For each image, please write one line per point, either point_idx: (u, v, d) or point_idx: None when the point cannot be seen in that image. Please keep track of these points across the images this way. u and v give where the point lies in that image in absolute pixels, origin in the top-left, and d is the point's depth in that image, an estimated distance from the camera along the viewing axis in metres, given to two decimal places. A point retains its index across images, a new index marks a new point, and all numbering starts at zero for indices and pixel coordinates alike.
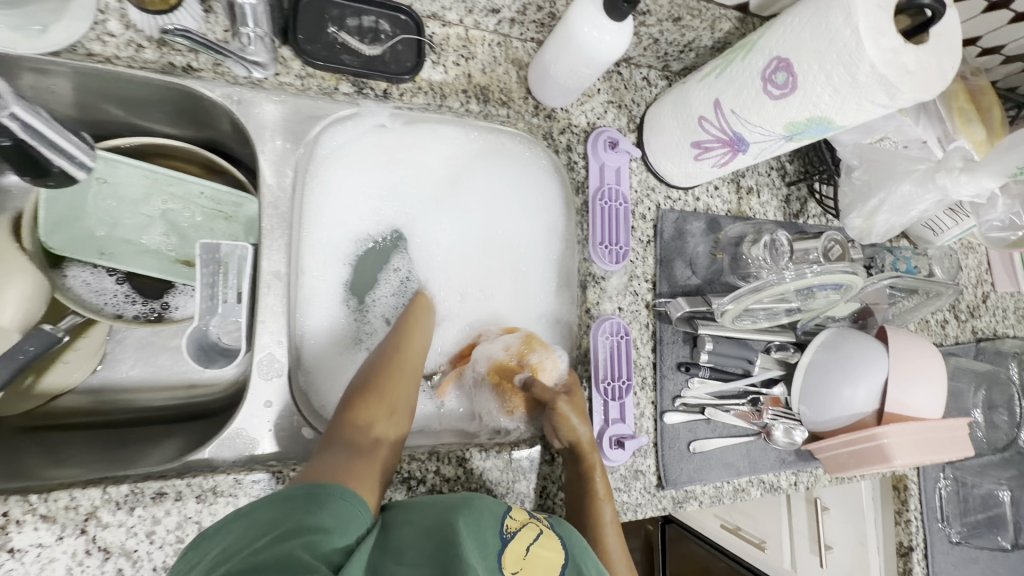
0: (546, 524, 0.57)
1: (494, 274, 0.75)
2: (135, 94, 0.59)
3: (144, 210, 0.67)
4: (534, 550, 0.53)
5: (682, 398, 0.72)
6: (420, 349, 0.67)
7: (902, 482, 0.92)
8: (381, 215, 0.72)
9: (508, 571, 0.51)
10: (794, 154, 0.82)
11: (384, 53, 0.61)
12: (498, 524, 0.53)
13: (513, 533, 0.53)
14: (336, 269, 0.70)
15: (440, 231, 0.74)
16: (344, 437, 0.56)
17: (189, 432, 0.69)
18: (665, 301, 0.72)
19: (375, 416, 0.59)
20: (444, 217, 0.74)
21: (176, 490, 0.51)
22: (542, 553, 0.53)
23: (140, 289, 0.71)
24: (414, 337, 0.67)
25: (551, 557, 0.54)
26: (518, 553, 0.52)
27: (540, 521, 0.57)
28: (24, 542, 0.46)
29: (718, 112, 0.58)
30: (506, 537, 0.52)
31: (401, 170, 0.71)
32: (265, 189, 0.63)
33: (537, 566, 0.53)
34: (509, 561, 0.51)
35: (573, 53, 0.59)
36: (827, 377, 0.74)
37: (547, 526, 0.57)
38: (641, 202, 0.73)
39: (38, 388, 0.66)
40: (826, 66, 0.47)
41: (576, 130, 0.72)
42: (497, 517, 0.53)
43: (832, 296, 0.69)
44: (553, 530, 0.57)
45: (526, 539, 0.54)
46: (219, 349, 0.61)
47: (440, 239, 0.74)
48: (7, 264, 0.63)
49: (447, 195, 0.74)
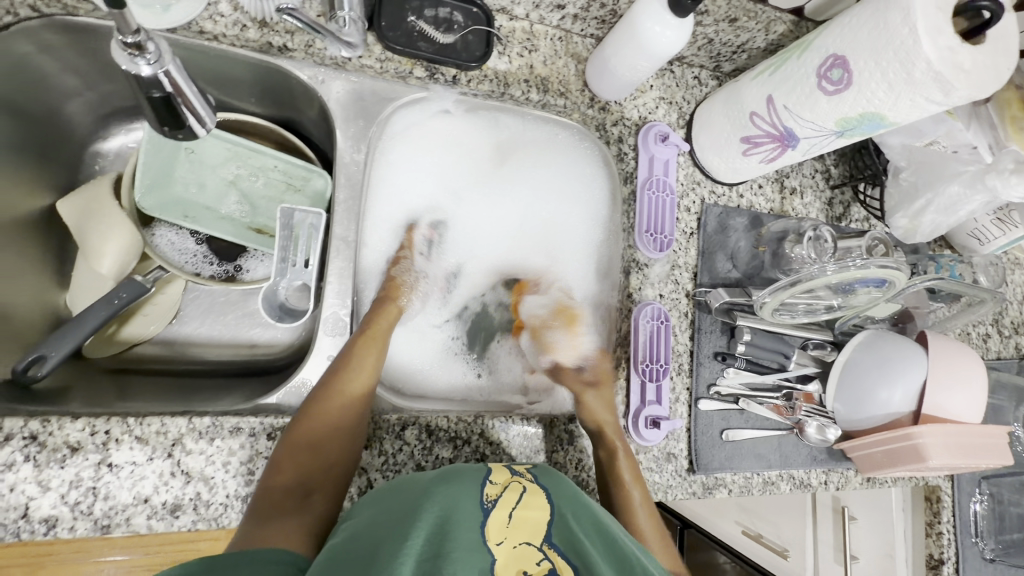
0: (529, 480, 0.55)
1: (535, 255, 0.81)
2: (232, 71, 0.66)
3: (225, 179, 0.74)
4: (518, 514, 0.52)
5: (717, 387, 0.74)
6: (355, 389, 0.59)
7: (934, 493, 0.91)
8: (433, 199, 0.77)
9: (492, 542, 0.49)
10: (839, 158, 0.83)
11: (456, 42, 0.66)
12: (478, 494, 0.51)
13: (495, 500, 0.51)
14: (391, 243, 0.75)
15: (484, 215, 0.79)
16: (277, 496, 0.52)
17: (254, 385, 0.72)
18: (705, 291, 0.74)
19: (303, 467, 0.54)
20: (484, 200, 0.79)
21: (250, 427, 0.56)
22: (528, 516, 0.52)
23: (216, 251, 0.77)
24: (349, 379, 0.60)
25: (539, 517, 0.52)
26: (501, 522, 0.51)
27: (522, 478, 0.55)
28: (120, 459, 0.52)
29: (770, 108, 0.61)
30: (488, 506, 0.51)
31: (448, 152, 0.76)
32: (339, 162, 0.67)
33: (521, 530, 0.51)
34: (493, 532, 0.50)
35: (634, 47, 0.63)
36: (865, 376, 0.74)
37: (530, 481, 0.55)
38: (686, 195, 0.76)
39: (120, 336, 0.71)
40: (883, 62, 0.49)
41: (628, 123, 0.75)
42: (475, 484, 0.52)
43: (874, 293, 0.71)
44: (537, 484, 0.54)
45: (508, 504, 0.52)
46: (285, 310, 0.66)
47: (482, 221, 0.79)
48: (107, 219, 0.68)
49: (487, 179, 0.79)
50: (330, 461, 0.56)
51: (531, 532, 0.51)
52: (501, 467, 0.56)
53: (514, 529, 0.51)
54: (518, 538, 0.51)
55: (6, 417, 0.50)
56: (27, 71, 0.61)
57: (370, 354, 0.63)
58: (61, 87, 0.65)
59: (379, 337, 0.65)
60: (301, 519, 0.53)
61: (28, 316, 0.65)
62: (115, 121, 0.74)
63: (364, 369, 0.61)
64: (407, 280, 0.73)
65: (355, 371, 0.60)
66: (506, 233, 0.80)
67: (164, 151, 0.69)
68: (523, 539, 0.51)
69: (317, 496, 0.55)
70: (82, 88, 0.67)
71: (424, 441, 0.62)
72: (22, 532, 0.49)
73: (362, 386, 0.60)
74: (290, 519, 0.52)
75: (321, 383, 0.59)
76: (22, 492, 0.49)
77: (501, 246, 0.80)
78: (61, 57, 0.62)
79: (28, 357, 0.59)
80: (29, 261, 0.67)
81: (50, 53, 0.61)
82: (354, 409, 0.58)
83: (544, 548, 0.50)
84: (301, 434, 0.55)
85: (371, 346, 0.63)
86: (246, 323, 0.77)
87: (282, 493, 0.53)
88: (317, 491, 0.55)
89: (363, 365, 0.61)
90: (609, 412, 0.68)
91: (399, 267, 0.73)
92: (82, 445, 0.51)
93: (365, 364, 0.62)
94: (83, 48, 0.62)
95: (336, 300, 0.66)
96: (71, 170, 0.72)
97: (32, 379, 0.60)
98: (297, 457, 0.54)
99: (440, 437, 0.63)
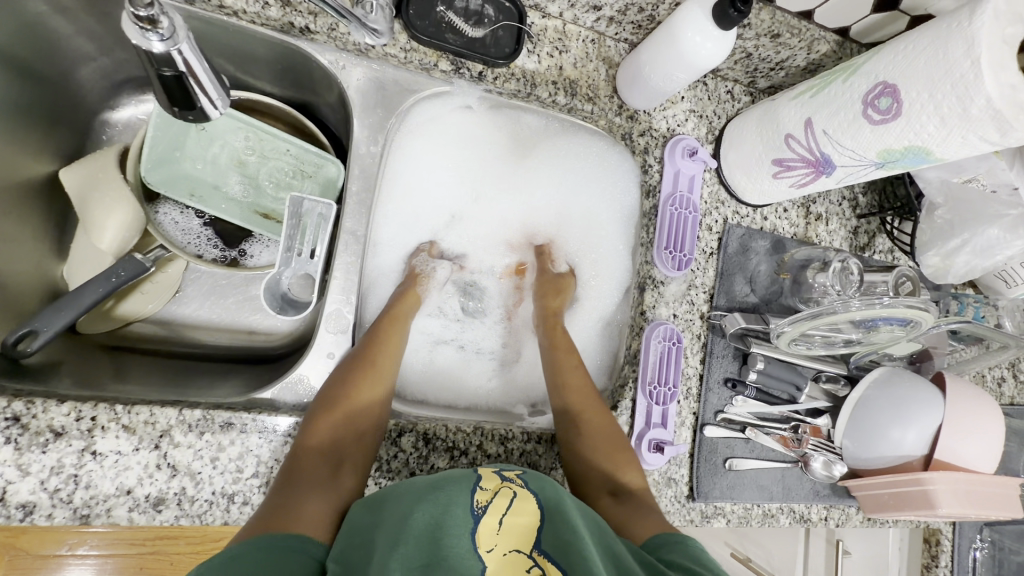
0: (518, 484, 0.51)
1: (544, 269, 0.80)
2: (249, 49, 0.63)
3: (233, 161, 0.71)
4: (507, 520, 0.48)
5: (724, 414, 0.71)
6: (381, 361, 0.62)
7: (934, 537, 0.91)
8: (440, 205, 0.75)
9: (484, 547, 0.46)
10: (867, 187, 0.80)
11: (485, 36, 0.63)
12: (468, 499, 0.48)
13: (485, 506, 0.48)
14: (402, 236, 0.74)
15: (512, 202, 0.77)
16: (306, 467, 0.53)
17: (248, 374, 0.70)
18: (720, 315, 0.72)
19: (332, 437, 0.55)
20: (517, 186, 0.77)
21: (242, 423, 0.54)
22: (517, 523, 0.48)
23: (220, 234, 0.75)
24: (373, 352, 0.62)
25: (529, 523, 0.48)
26: (491, 528, 0.47)
27: (512, 483, 0.51)
28: (105, 448, 0.50)
29: (808, 131, 0.58)
30: (478, 513, 0.47)
31: (486, 145, 0.74)
32: (355, 153, 0.65)
33: (514, 536, 0.47)
34: (485, 537, 0.46)
35: (671, 56, 0.60)
36: (878, 414, 0.72)
37: (522, 486, 0.51)
38: (709, 213, 0.73)
39: (117, 312, 0.68)
40: (937, 95, 0.47)
41: (655, 134, 0.72)
42: (464, 492, 0.49)
43: (897, 331, 0.68)
44: (528, 488, 0.51)
45: (499, 510, 0.48)
46: (287, 300, 0.63)
47: (508, 214, 0.78)
48: (111, 192, 0.66)
49: (522, 164, 0.76)
50: (362, 425, 0.57)
51: (520, 539, 0.47)
52: (490, 472, 0.53)
53: (506, 533, 0.47)
54: (508, 544, 0.47)
55: None
56: (37, 30, 0.59)
57: (397, 328, 0.66)
58: (74, 51, 0.63)
59: (401, 316, 0.67)
60: (333, 491, 0.53)
61: (22, 286, 0.63)
62: (125, 91, 0.71)
63: (391, 346, 0.64)
64: (424, 271, 0.73)
65: (384, 344, 0.63)
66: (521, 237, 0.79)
67: (173, 125, 0.66)
68: (513, 545, 0.47)
69: (349, 464, 0.56)
70: (94, 54, 0.64)
71: (420, 449, 0.60)
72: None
73: (387, 364, 0.62)
74: (320, 492, 0.52)
75: (351, 356, 0.61)
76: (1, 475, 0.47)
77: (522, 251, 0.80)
78: (75, 20, 0.60)
79: (21, 331, 0.57)
80: (28, 231, 0.65)
81: (64, 15, 0.59)
82: (378, 391, 0.60)
83: (534, 556, 0.46)
84: (336, 402, 0.57)
85: (398, 318, 0.67)
86: (245, 309, 0.75)
87: (315, 458, 0.54)
88: (349, 459, 0.56)
89: (392, 335, 0.65)
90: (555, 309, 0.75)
91: (423, 263, 0.73)
92: (67, 430, 0.49)
93: (392, 338, 0.64)
94: (97, 13, 0.59)
95: (340, 296, 0.63)
96: (78, 138, 0.70)
97: (21, 354, 0.57)
98: (331, 430, 0.56)
99: (437, 446, 0.61)
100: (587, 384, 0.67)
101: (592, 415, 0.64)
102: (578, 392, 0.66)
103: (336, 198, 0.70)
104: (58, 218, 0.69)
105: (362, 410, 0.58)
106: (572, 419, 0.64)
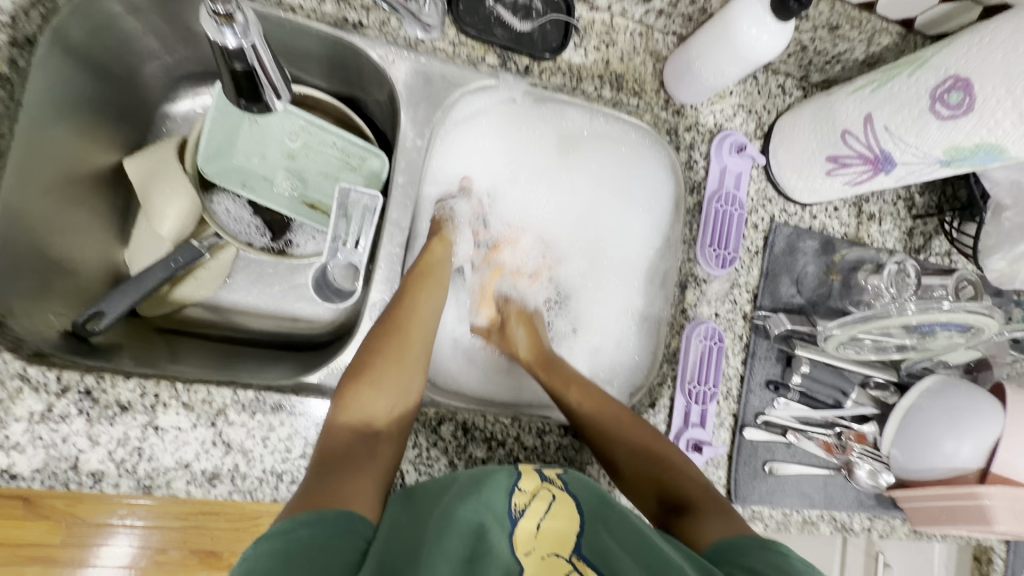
0: (557, 486, 0.51)
1: (577, 265, 0.77)
2: (302, 45, 0.65)
3: (283, 152, 0.73)
4: (546, 524, 0.49)
5: (765, 417, 0.70)
6: (421, 327, 0.61)
7: (985, 555, 0.91)
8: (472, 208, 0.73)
9: (520, 552, 0.47)
10: (925, 187, 0.77)
11: (533, 30, 0.64)
12: (507, 501, 0.49)
13: (523, 509, 0.49)
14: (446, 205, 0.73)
15: (554, 193, 0.76)
16: (339, 442, 0.53)
17: (294, 360, 0.72)
18: (765, 315, 0.70)
19: (372, 414, 0.55)
20: (562, 180, 0.76)
21: (291, 405, 0.56)
22: (556, 526, 0.49)
23: (269, 223, 0.77)
24: (414, 317, 0.61)
25: (567, 527, 0.49)
26: (529, 533, 0.48)
27: (552, 484, 0.51)
28: (166, 423, 0.53)
29: (868, 127, 0.56)
30: (516, 516, 0.48)
31: (529, 136, 0.74)
32: (402, 148, 0.66)
33: (550, 540, 0.48)
34: (521, 542, 0.47)
35: (724, 52, 0.59)
36: (930, 425, 0.68)
37: (561, 489, 0.51)
38: (755, 211, 0.72)
39: (172, 296, 0.71)
40: (1016, 90, 0.45)
41: (702, 130, 0.71)
42: (503, 493, 0.49)
43: (955, 337, 0.66)
44: (567, 491, 0.51)
45: (537, 513, 0.49)
46: (333, 289, 0.65)
47: (549, 207, 0.77)
48: (172, 182, 0.70)
49: (569, 157, 0.75)
50: (388, 394, 0.57)
51: (556, 543, 0.48)
52: (529, 470, 0.52)
53: (544, 537, 0.48)
54: (546, 548, 0.48)
55: (65, 369, 0.51)
56: (109, 27, 0.62)
57: (424, 292, 0.63)
58: (141, 47, 0.66)
59: (437, 274, 0.66)
60: (371, 464, 0.52)
61: (92, 270, 0.67)
62: (185, 84, 0.74)
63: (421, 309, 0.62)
64: (449, 217, 0.71)
65: (411, 312, 0.61)
66: (534, 245, 0.76)
67: (229, 119, 0.69)
68: (551, 549, 0.48)
69: (383, 441, 0.55)
70: (160, 49, 0.68)
71: (459, 439, 0.61)
72: (71, 483, 0.50)
73: (421, 328, 0.61)
74: (358, 467, 0.51)
75: (384, 317, 0.61)
76: (74, 445, 0.50)
77: (538, 266, 0.77)
78: (145, 18, 0.64)
79: (88, 312, 0.61)
80: (96, 217, 0.68)
81: (137, 16, 0.62)
82: (412, 357, 0.60)
83: (573, 560, 0.47)
84: (360, 376, 0.57)
85: (427, 278, 0.64)
86: (290, 296, 0.77)
87: (345, 438, 0.53)
88: (382, 431, 0.55)
89: (419, 300, 0.62)
90: (534, 347, 0.70)
91: (444, 208, 0.71)
92: (132, 405, 0.52)
93: (420, 302, 0.62)
94: (166, 13, 0.63)
95: (385, 286, 0.65)
96: (142, 131, 0.73)
97: (89, 333, 0.61)
98: (361, 399, 0.56)
99: (476, 435, 0.61)
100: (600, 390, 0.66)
101: (613, 411, 0.63)
102: (592, 406, 0.63)
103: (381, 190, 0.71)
104: (123, 206, 0.73)
105: (390, 379, 0.57)
106: (596, 434, 0.62)
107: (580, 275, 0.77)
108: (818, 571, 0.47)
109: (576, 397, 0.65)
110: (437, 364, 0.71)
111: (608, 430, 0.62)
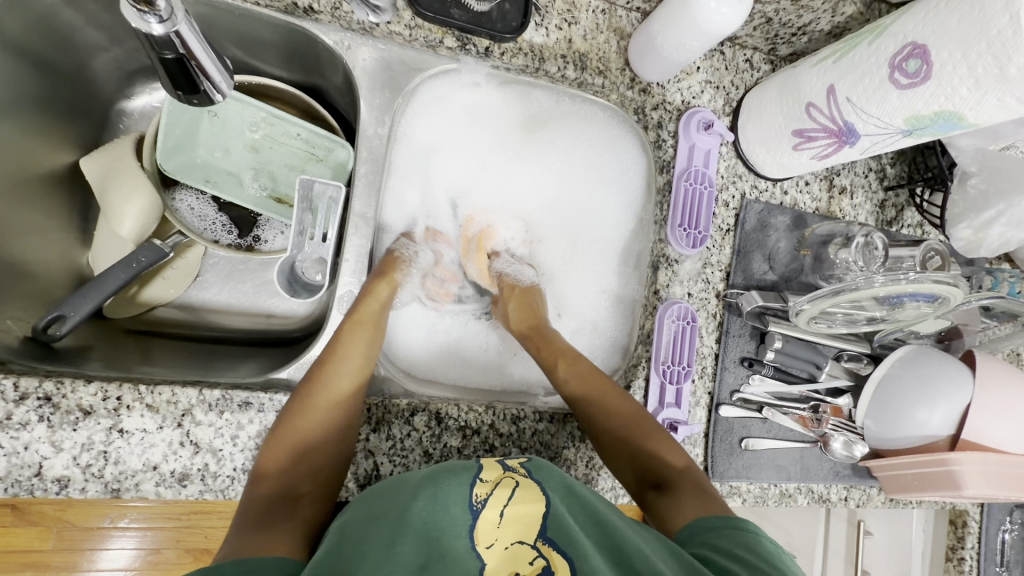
0: (521, 475, 0.52)
1: (555, 247, 0.78)
2: (255, 33, 0.63)
3: (245, 145, 0.72)
4: (508, 512, 0.48)
5: (741, 394, 0.70)
6: (348, 376, 0.58)
7: (960, 518, 0.91)
8: (447, 195, 0.73)
9: (482, 545, 0.47)
10: (896, 158, 0.77)
11: (491, 10, 0.62)
12: (468, 494, 0.49)
13: (484, 500, 0.49)
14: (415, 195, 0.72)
15: (524, 175, 0.75)
16: (263, 501, 0.50)
17: (269, 356, 0.71)
18: (737, 293, 0.70)
19: (294, 473, 0.53)
20: (532, 162, 0.75)
21: (260, 402, 0.56)
22: (519, 513, 0.48)
23: (236, 220, 0.76)
24: (341, 366, 0.59)
25: (533, 513, 0.49)
26: (492, 522, 0.48)
27: (515, 473, 0.52)
28: (131, 425, 0.52)
29: (831, 99, 0.55)
30: (477, 507, 0.48)
31: (493, 119, 0.72)
32: (363, 137, 0.65)
33: (515, 529, 0.48)
34: (483, 534, 0.47)
35: (684, 27, 0.58)
36: (902, 394, 0.69)
37: (524, 476, 0.52)
38: (726, 188, 0.71)
39: (141, 297, 0.70)
40: (971, 55, 0.44)
41: (669, 108, 0.70)
42: (463, 485, 0.49)
43: (923, 308, 0.66)
44: (531, 479, 0.51)
45: (499, 502, 0.49)
46: (300, 283, 0.64)
47: (521, 190, 0.76)
48: (130, 180, 0.68)
49: (534, 139, 0.74)
50: (312, 445, 0.54)
51: (521, 531, 0.48)
52: (491, 463, 0.54)
53: (507, 526, 0.48)
54: (510, 537, 0.48)
55: (22, 375, 0.50)
56: (51, 22, 0.60)
57: (358, 336, 0.61)
58: (89, 42, 0.64)
59: (369, 319, 0.63)
60: (294, 522, 0.51)
61: (53, 274, 0.66)
62: (140, 79, 0.72)
63: (353, 359, 0.59)
64: (404, 256, 0.69)
65: (343, 363, 0.59)
66: (512, 231, 0.77)
67: (187, 114, 0.68)
68: (517, 537, 0.48)
69: (308, 497, 0.53)
70: (108, 43, 0.66)
71: (433, 429, 0.61)
72: (36, 490, 0.49)
73: (351, 376, 0.58)
74: (281, 525, 0.49)
75: (313, 370, 0.58)
76: (36, 451, 0.49)
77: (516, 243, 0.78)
78: (87, 11, 0.61)
79: (49, 316, 0.60)
80: (55, 220, 0.67)
81: (76, 7, 0.60)
82: (343, 409, 0.56)
83: (539, 545, 0.47)
84: (285, 432, 0.54)
85: (359, 326, 0.62)
86: (263, 293, 0.76)
87: (269, 498, 0.51)
88: (307, 494, 0.53)
89: (348, 349, 0.60)
90: (530, 317, 0.71)
91: (401, 246, 0.70)
92: (94, 409, 0.51)
93: (351, 351, 0.60)
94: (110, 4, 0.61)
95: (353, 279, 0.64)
96: (97, 129, 0.71)
97: (52, 338, 0.60)
98: (286, 456, 0.53)
99: (450, 425, 0.61)
100: (592, 373, 0.65)
101: (609, 399, 0.63)
102: (584, 391, 0.64)
103: (346, 181, 0.70)
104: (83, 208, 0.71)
105: (318, 434, 0.54)
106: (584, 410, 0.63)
107: (554, 259, 0.78)
108: (783, 549, 0.48)
109: (566, 375, 0.65)
110: (411, 356, 0.70)
111: (598, 415, 0.62)
